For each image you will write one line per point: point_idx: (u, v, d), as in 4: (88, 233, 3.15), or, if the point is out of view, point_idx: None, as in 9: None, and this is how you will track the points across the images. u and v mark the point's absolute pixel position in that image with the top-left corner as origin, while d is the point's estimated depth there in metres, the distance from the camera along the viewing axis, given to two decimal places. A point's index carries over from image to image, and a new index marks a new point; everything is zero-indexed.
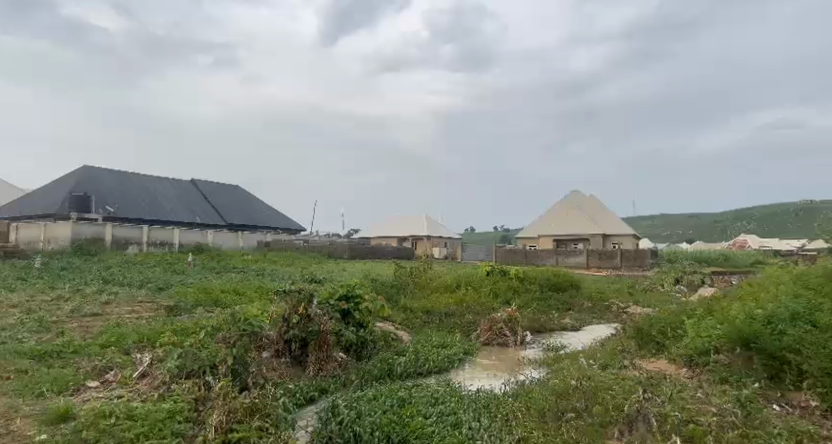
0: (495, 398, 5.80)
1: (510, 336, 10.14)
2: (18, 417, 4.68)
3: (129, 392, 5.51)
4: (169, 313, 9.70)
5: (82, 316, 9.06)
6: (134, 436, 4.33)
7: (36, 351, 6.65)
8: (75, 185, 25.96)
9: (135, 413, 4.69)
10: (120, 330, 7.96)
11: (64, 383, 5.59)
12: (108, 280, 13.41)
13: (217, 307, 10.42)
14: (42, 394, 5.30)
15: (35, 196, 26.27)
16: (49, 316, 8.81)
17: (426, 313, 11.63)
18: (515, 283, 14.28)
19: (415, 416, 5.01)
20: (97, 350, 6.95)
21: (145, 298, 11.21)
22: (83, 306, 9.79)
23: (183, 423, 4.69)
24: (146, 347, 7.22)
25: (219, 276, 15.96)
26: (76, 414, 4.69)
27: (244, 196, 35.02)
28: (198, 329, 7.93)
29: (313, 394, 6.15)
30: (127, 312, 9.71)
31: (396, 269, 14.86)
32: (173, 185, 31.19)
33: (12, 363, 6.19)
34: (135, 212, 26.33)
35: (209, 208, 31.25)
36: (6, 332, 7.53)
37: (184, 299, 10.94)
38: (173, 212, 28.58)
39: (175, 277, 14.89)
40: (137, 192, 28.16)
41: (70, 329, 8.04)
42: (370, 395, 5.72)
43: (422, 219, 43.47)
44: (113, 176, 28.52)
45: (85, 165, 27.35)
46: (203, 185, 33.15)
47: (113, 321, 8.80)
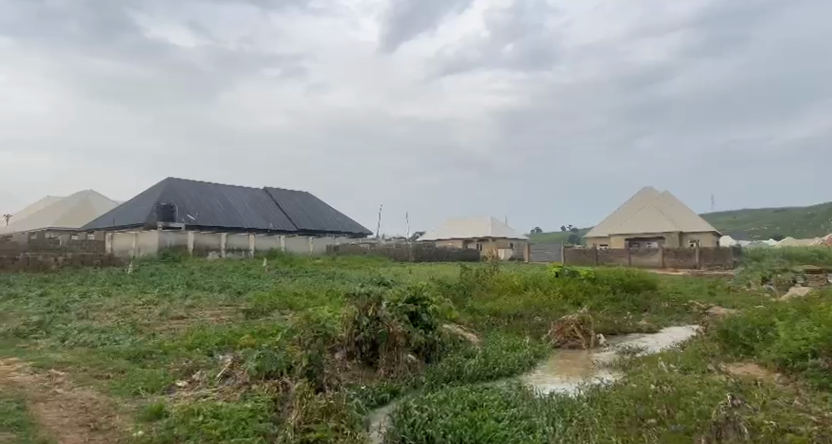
0: (571, 402, 5.69)
1: (582, 339, 9.89)
2: (117, 413, 5.01)
3: (213, 392, 5.78)
4: (246, 316, 10.13)
5: (168, 319, 9.60)
6: (220, 434, 4.53)
7: (131, 352, 7.11)
8: (160, 196, 27.54)
9: (220, 412, 4.91)
10: (203, 332, 8.38)
11: (157, 383, 5.94)
12: (191, 285, 14.16)
13: (291, 310, 10.76)
14: (137, 392, 5.65)
15: (125, 207, 28.05)
16: (141, 319, 9.40)
17: (494, 315, 11.55)
18: (585, 284, 13.95)
19: (487, 419, 5.00)
20: (184, 352, 7.33)
21: (225, 301, 11.71)
22: (170, 309, 10.36)
23: (264, 422, 4.87)
24: (228, 349, 7.56)
25: (292, 280, 16.47)
26: (168, 412, 4.97)
27: (312, 201, 36.01)
28: (274, 331, 8.23)
29: (384, 395, 6.23)
30: (209, 315, 10.21)
31: (463, 271, 14.84)
32: (247, 192, 32.47)
33: (109, 363, 6.65)
34: (212, 220, 27.59)
35: (280, 214, 32.33)
36: (104, 334, 8.07)
37: (260, 302, 11.38)
38: (247, 219, 29.73)
39: (252, 281, 15.48)
40: (214, 201, 29.51)
41: (159, 331, 8.54)
42: (441, 398, 5.73)
43: (488, 220, 43.19)
44: (193, 186, 30.03)
45: (170, 178, 28.99)
46: (274, 192, 34.33)
47: (197, 324, 9.28)
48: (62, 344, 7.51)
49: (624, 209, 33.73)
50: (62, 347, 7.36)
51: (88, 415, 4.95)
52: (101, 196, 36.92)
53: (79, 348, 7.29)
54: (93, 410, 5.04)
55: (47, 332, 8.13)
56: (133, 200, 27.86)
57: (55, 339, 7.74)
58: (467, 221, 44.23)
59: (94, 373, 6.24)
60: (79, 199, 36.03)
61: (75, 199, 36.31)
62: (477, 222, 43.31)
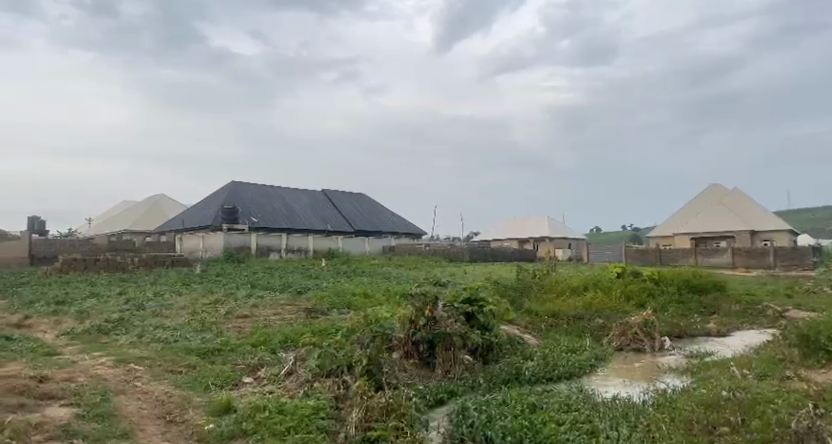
0: (635, 407, 5.52)
1: (646, 341, 9.57)
2: (190, 407, 5.23)
3: (277, 389, 5.93)
4: (308, 315, 10.37)
5: (234, 318, 9.93)
6: (285, 429, 4.63)
7: (200, 349, 7.40)
8: (225, 199, 28.63)
9: (285, 408, 5.04)
10: (266, 331, 8.62)
11: (226, 379, 6.16)
12: (255, 284, 14.64)
13: (350, 310, 10.92)
14: (207, 387, 5.88)
15: (193, 209, 29.31)
16: (210, 317, 9.79)
17: (553, 317, 11.35)
18: (649, 285, 13.49)
19: (547, 422, 4.92)
20: (249, 350, 7.57)
21: (288, 301, 12.05)
22: (236, 308, 10.75)
23: (326, 420, 4.95)
24: (291, 347, 7.74)
25: (350, 279, 16.76)
26: (236, 407, 5.14)
27: (368, 203, 36.43)
28: (334, 330, 8.36)
29: (442, 395, 6.22)
30: (271, 314, 10.50)
31: (521, 271, 14.65)
32: (305, 194, 33.19)
33: (180, 358, 6.95)
34: (274, 221, 28.40)
35: (337, 215, 32.89)
36: (177, 331, 8.46)
37: (319, 301, 11.61)
38: (306, 220, 30.42)
39: (311, 281, 15.86)
40: (275, 203, 30.37)
41: (227, 329, 8.87)
42: (499, 399, 5.68)
43: (545, 219, 42.51)
44: (256, 188, 31.02)
45: (234, 181, 30.10)
46: (331, 194, 34.94)
47: (260, 323, 9.55)
48: (139, 340, 7.91)
49: (690, 208, 32.44)
50: (139, 343, 7.75)
51: (164, 407, 5.19)
52: (172, 200, 38.62)
53: (154, 344, 7.65)
54: (168, 403, 5.29)
55: (125, 329, 8.58)
56: (200, 202, 29.02)
57: (133, 335, 8.16)
58: (523, 221, 43.68)
59: (169, 368, 6.55)
60: (151, 203, 37.84)
61: (147, 203, 38.16)
62: (534, 222, 42.69)
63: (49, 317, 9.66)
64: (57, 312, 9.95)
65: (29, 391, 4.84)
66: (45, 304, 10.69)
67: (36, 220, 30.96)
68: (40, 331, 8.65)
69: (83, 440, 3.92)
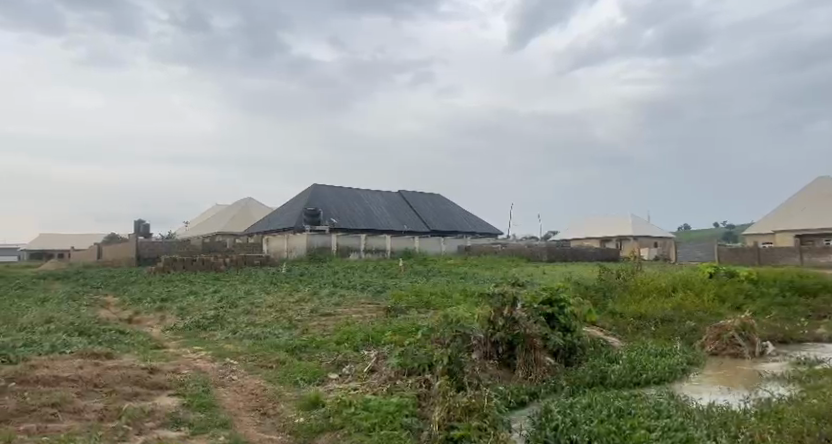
0: (735, 416, 5.18)
1: (745, 346, 8.95)
2: (281, 400, 5.44)
3: (361, 386, 6.03)
4: (387, 314, 10.51)
5: (318, 316, 10.24)
6: (370, 426, 4.70)
7: (288, 345, 7.69)
8: (307, 201, 29.60)
9: (370, 405, 5.10)
10: (349, 328, 8.81)
11: (313, 374, 6.35)
12: (337, 284, 15.02)
13: (429, 309, 10.95)
14: (296, 382, 6.09)
15: (278, 212, 30.50)
16: (296, 315, 10.12)
17: (640, 319, 10.88)
18: (746, 286, 12.67)
19: (635, 428, 4.70)
20: (334, 346, 7.77)
21: (368, 299, 12.24)
22: (320, 306, 11.06)
23: (410, 417, 4.96)
24: (372, 345, 7.87)
25: (427, 279, 16.81)
26: (324, 402, 5.27)
27: (445, 203, 36.48)
28: (413, 329, 8.41)
29: (524, 397, 6.06)
30: (353, 312, 10.73)
31: (603, 271, 14.15)
32: (383, 195, 33.72)
33: (270, 354, 7.24)
34: (353, 222, 29.02)
35: (414, 215, 33.17)
36: (266, 328, 8.81)
37: (398, 300, 11.74)
38: (384, 221, 30.88)
39: (390, 280, 16.05)
40: (354, 205, 31.05)
41: (312, 327, 9.14)
42: (584, 403, 5.50)
43: (629, 218, 40.90)
44: (336, 191, 31.83)
45: (315, 184, 31.07)
46: (408, 195, 35.26)
47: (343, 320, 9.80)
48: (233, 335, 8.32)
49: (795, 204, 30.11)
50: (234, 338, 8.15)
51: (258, 400, 5.42)
52: (260, 203, 40.40)
53: (246, 340, 8.03)
54: (262, 397, 5.52)
55: (221, 324, 9.07)
56: (285, 205, 30.15)
57: (228, 331, 8.61)
58: (605, 220, 42.29)
59: (260, 363, 6.85)
60: (241, 206, 39.78)
61: (237, 206, 40.15)
62: (617, 221, 41.21)
63: (155, 313, 10.37)
64: (161, 308, 10.67)
65: (140, 381, 5.20)
66: (150, 302, 11.45)
67: (141, 223, 33.33)
68: (148, 326, 9.30)
69: (188, 428, 4.17)
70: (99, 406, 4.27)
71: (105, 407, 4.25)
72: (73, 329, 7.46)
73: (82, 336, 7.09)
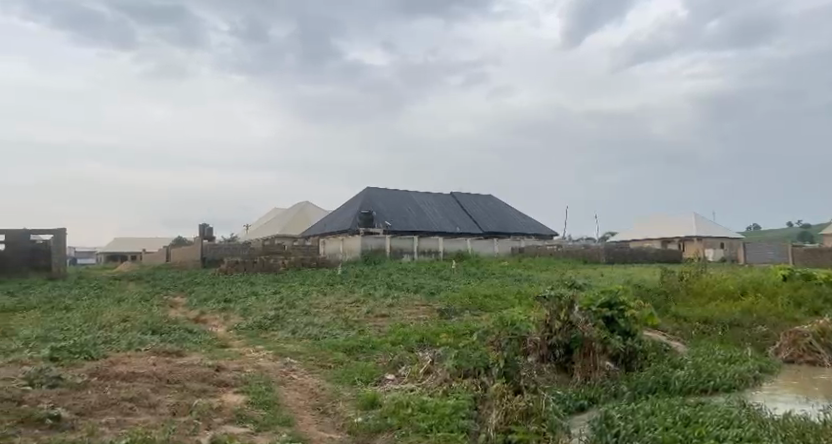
0: (811, 427, 4.91)
1: (823, 353, 8.46)
2: (339, 400, 5.54)
3: (417, 386, 6.05)
4: (441, 315, 10.53)
5: (374, 316, 10.38)
6: (427, 427, 4.71)
7: (345, 345, 7.82)
8: (361, 204, 30.09)
9: (426, 406, 5.12)
10: (404, 329, 8.90)
11: (370, 375, 6.44)
12: (391, 285, 15.19)
13: (483, 311, 10.92)
14: (354, 382, 6.19)
15: (333, 215, 31.15)
16: (352, 316, 10.29)
17: (705, 323, 10.47)
18: (823, 289, 11.96)
19: (704, 437, 4.53)
20: (389, 347, 7.85)
21: (421, 301, 12.31)
22: (375, 308, 11.19)
23: (466, 419, 4.93)
24: (427, 346, 7.89)
25: (481, 281, 16.76)
26: (381, 402, 5.34)
27: (498, 205, 36.23)
28: (468, 332, 8.39)
29: (583, 402, 5.90)
30: (407, 313, 10.80)
31: (665, 273, 13.71)
32: (436, 197, 33.80)
33: (328, 354, 7.39)
34: (406, 225, 29.27)
35: (467, 217, 33.08)
36: (323, 328, 9.00)
37: (452, 302, 11.75)
38: (437, 223, 30.96)
39: (443, 282, 16.10)
40: (407, 208, 31.27)
41: (367, 328, 9.27)
42: (647, 410, 5.34)
43: (692, 218, 39.40)
44: (389, 193, 32.15)
45: (368, 187, 31.53)
46: (461, 196, 35.23)
47: (398, 322, 9.89)
48: (293, 335, 8.54)
49: None
50: (293, 338, 8.37)
51: (318, 399, 5.56)
52: (315, 206, 41.28)
53: (305, 340, 8.23)
54: (321, 396, 5.65)
55: (281, 324, 9.33)
56: (339, 208, 30.77)
57: (287, 331, 8.85)
58: (666, 221, 40.91)
59: (319, 362, 7.00)
60: (298, 209, 40.77)
61: (293, 210, 41.16)
62: (680, 221, 39.77)
63: (219, 312, 10.78)
64: (225, 309, 11.07)
65: (208, 378, 5.42)
66: (215, 302, 11.92)
67: (205, 227, 34.64)
68: (213, 325, 9.69)
69: (253, 424, 4.32)
70: (171, 401, 4.48)
71: (177, 402, 4.46)
72: (146, 327, 7.83)
73: (154, 334, 7.46)
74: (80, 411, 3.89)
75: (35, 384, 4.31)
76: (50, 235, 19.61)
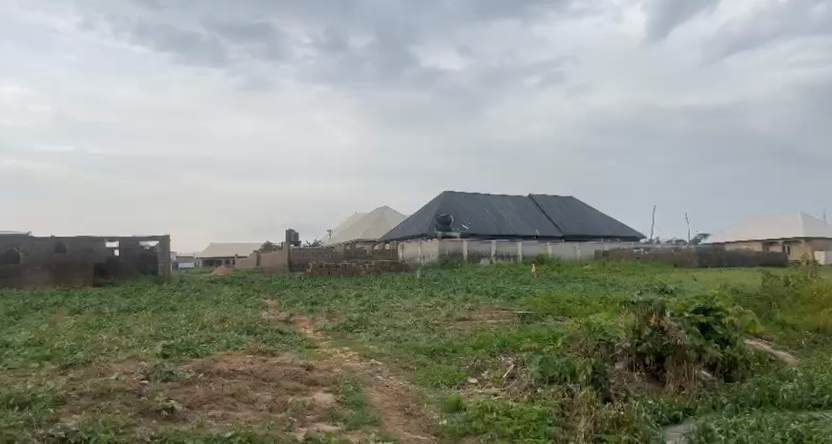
0: None
1: None
2: (424, 402, 5.65)
3: (501, 392, 6.04)
4: (522, 320, 10.42)
5: (456, 320, 10.44)
6: (513, 432, 4.70)
7: (428, 348, 7.94)
8: (439, 208, 30.37)
9: (511, 411, 5.10)
10: (486, 334, 8.89)
11: (453, 378, 6.50)
12: (471, 289, 15.22)
13: (567, 316, 10.71)
14: (437, 385, 6.28)
15: (412, 220, 31.65)
16: (432, 320, 10.40)
17: (816, 333, 9.70)
18: None
19: None
20: (471, 351, 7.87)
21: (502, 306, 12.25)
22: (455, 312, 11.25)
23: (553, 426, 4.85)
24: (509, 351, 7.84)
25: (563, 285, 16.45)
26: (465, 405, 5.39)
27: (580, 207, 35.27)
28: (552, 337, 8.25)
29: (677, 413, 5.63)
30: (488, 318, 10.79)
31: (768, 278, 12.87)
32: (514, 200, 33.46)
33: (411, 356, 7.52)
34: (484, 229, 29.32)
35: (547, 221, 32.46)
36: (406, 331, 9.17)
37: (534, 307, 11.60)
38: (516, 227, 30.69)
39: (524, 286, 15.95)
40: (486, 211, 31.19)
41: (448, 331, 9.34)
42: (750, 424, 5.04)
43: (798, 219, 36.67)
44: (467, 197, 32.19)
45: (446, 191, 31.77)
46: (541, 199, 34.65)
47: (479, 326, 9.89)
48: (377, 338, 8.76)
49: None
50: (377, 340, 8.58)
51: (403, 401, 5.69)
52: (394, 211, 42.01)
53: (389, 342, 8.42)
54: (406, 397, 5.78)
55: (365, 327, 9.59)
56: (417, 213, 31.25)
57: (371, 333, 9.09)
58: (768, 222, 38.35)
59: (402, 365, 7.14)
60: (377, 214, 41.69)
61: (373, 215, 42.08)
62: (784, 222, 37.13)
63: (307, 315, 11.21)
64: (312, 311, 11.54)
65: (300, 377, 5.70)
66: (303, 304, 12.45)
67: (291, 233, 36.12)
68: (301, 327, 10.11)
69: (344, 423, 4.50)
70: (269, 398, 4.75)
71: (273, 400, 4.71)
72: (242, 328, 8.31)
73: (249, 334, 7.89)
74: (190, 404, 4.21)
75: (152, 378, 4.71)
76: (156, 241, 21.15)
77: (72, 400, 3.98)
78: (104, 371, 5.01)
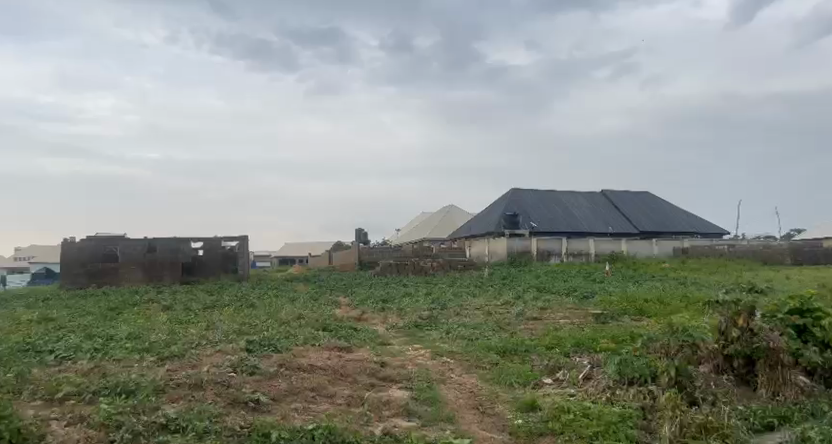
0: None
1: None
2: (499, 401, 5.60)
3: (578, 392, 5.90)
4: (597, 320, 10.14)
5: (527, 320, 10.27)
6: (593, 434, 4.57)
7: (499, 347, 7.87)
8: (506, 205, 30.09)
9: (589, 412, 4.97)
10: (559, 333, 8.70)
11: (528, 378, 6.41)
12: (541, 287, 14.96)
13: (645, 317, 10.31)
14: (511, 384, 6.21)
15: (479, 218, 31.54)
16: (503, 318, 10.29)
17: None
18: None
19: None
20: (544, 350, 7.75)
21: (575, 305, 11.95)
22: (526, 310, 11.08)
23: (634, 429, 4.70)
24: (585, 351, 7.64)
25: (640, 284, 15.85)
26: (541, 406, 5.31)
27: (657, 203, 33.83)
28: (631, 338, 7.98)
29: (772, 420, 5.28)
30: (560, 317, 10.56)
31: None
32: (586, 196, 32.61)
33: (483, 355, 7.48)
34: (554, 227, 28.83)
35: (621, 218, 31.38)
36: (476, 329, 9.13)
37: (609, 306, 11.23)
38: (588, 224, 29.94)
39: (598, 285, 15.49)
40: (556, 208, 30.58)
41: (520, 330, 9.22)
42: None
43: None
44: (536, 193, 31.66)
45: (513, 189, 31.44)
46: (615, 194, 33.59)
47: (552, 325, 9.70)
48: (447, 336, 8.76)
49: None
50: (447, 338, 8.58)
51: (478, 399, 5.66)
52: (461, 210, 41.94)
53: (460, 341, 8.40)
54: (480, 396, 5.75)
55: (435, 325, 9.61)
56: (484, 211, 31.09)
57: (442, 331, 9.11)
58: None
59: (475, 363, 7.11)
60: (444, 212, 41.76)
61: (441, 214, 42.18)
62: None
63: (379, 312, 11.36)
64: (384, 308, 11.70)
65: (375, 373, 5.80)
66: (374, 302, 12.64)
67: (361, 232, 36.76)
68: (373, 324, 10.26)
69: (419, 419, 4.54)
70: (347, 392, 4.86)
71: (351, 394, 4.82)
72: (318, 324, 8.55)
73: (325, 331, 8.10)
74: (274, 397, 4.38)
75: (239, 371, 4.94)
76: (236, 241, 22.09)
77: (170, 389, 4.24)
78: (196, 363, 5.29)
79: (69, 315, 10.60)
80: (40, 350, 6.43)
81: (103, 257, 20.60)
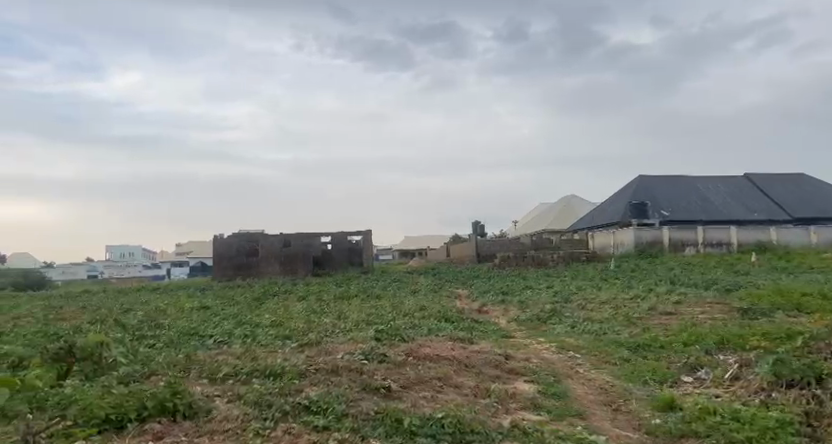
0: None
1: None
2: (632, 399, 5.31)
3: (723, 393, 5.44)
4: (742, 315, 9.28)
5: (659, 314, 9.67)
6: (745, 438, 4.18)
7: (630, 343, 7.48)
8: (633, 194, 28.54)
9: (740, 415, 4.54)
10: (697, 330, 8.07)
11: (664, 376, 6.02)
12: (674, 280, 14.03)
13: (802, 313, 9.27)
14: (645, 382, 5.86)
15: (603, 208, 30.25)
16: (632, 313, 9.75)
17: None
18: None
19: None
20: (680, 347, 7.24)
21: (715, 299, 11.06)
22: (658, 305, 10.41)
23: (797, 437, 4.23)
24: (728, 349, 7.03)
25: (791, 276, 14.32)
26: (681, 406, 4.95)
27: (813, 186, 30.28)
28: (783, 336, 7.20)
29: None
30: (697, 312, 9.82)
31: None
32: (724, 182, 30.01)
33: (613, 351, 7.13)
34: (687, 215, 26.89)
35: (769, 204, 28.46)
36: (604, 324, 8.75)
37: (757, 301, 10.23)
38: (728, 211, 27.53)
39: (740, 278, 14.22)
40: (689, 195, 28.48)
41: (653, 326, 8.68)
42: None
43: None
44: (666, 180, 29.69)
45: (640, 176, 29.74)
46: (760, 179, 30.58)
47: (688, 320, 9.04)
48: (572, 330, 8.46)
49: None
50: (573, 332, 8.30)
51: (609, 396, 5.41)
52: (582, 200, 40.55)
53: (586, 335, 8.09)
54: (612, 393, 5.49)
55: (559, 318, 9.33)
56: (608, 200, 29.75)
57: (566, 325, 8.84)
58: None
59: (604, 358, 6.81)
60: (564, 202, 40.56)
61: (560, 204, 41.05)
62: None
63: (499, 305, 11.26)
64: (504, 301, 11.60)
65: (500, 365, 5.75)
66: (494, 294, 12.58)
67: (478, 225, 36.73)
68: (495, 317, 10.19)
69: (548, 414, 4.42)
70: (472, 384, 4.86)
71: (477, 385, 4.81)
72: (440, 315, 8.66)
73: (448, 322, 8.18)
74: (404, 385, 4.48)
75: (369, 359, 5.12)
76: (361, 235, 23.02)
77: (310, 374, 4.48)
78: (331, 350, 5.57)
79: (219, 304, 11.68)
80: (199, 334, 7.14)
81: (246, 252, 22.34)
